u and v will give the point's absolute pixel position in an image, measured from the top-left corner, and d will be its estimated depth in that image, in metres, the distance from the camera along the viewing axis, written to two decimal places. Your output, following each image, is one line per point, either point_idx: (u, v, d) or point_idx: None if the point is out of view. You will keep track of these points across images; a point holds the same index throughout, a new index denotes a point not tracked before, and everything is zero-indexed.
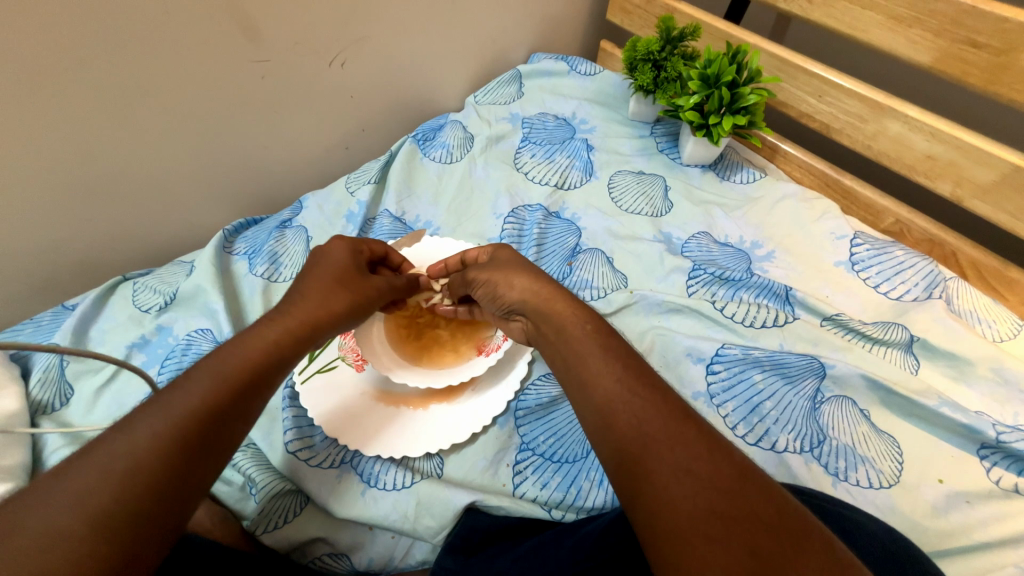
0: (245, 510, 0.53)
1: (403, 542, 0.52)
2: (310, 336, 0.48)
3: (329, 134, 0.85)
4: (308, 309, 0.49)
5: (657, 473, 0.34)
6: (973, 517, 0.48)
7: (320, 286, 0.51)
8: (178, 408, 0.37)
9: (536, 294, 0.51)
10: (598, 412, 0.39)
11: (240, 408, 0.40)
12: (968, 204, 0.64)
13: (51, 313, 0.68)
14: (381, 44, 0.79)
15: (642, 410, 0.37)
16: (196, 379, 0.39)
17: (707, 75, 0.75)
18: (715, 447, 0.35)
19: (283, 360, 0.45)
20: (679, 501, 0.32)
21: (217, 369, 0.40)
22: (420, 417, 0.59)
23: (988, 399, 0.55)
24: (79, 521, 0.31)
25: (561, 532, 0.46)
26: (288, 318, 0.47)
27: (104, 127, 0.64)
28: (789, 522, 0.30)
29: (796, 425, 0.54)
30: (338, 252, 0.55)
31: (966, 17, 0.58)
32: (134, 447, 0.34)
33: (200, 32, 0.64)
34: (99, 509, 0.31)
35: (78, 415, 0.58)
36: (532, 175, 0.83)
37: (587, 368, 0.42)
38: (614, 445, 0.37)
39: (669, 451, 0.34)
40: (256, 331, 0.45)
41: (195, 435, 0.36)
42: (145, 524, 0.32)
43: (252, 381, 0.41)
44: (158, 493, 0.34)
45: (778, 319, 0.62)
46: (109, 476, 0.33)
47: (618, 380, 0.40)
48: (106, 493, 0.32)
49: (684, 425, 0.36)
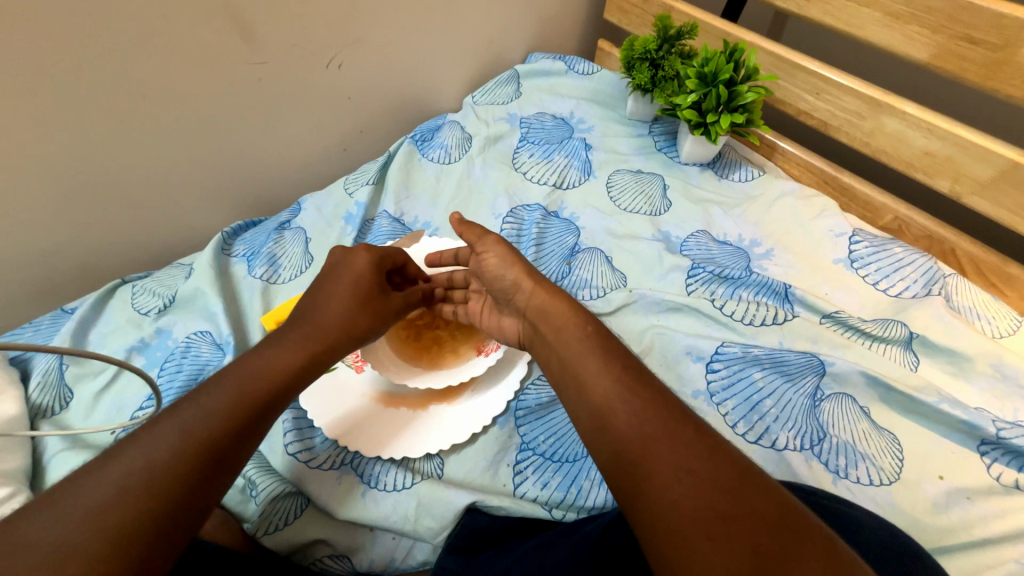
0: (245, 512, 0.53)
1: (404, 543, 0.52)
2: (328, 353, 0.48)
3: (326, 135, 0.85)
4: (328, 326, 0.49)
5: (660, 477, 0.34)
6: (974, 513, 0.48)
7: (341, 303, 0.51)
8: (195, 425, 0.37)
9: (539, 293, 0.51)
10: (598, 415, 0.39)
11: (257, 424, 0.40)
12: (967, 200, 0.64)
13: (50, 317, 0.68)
14: (379, 44, 0.79)
15: (642, 411, 0.37)
16: (215, 395, 0.39)
17: (704, 74, 0.75)
18: (715, 448, 0.35)
19: (303, 381, 0.46)
20: (681, 500, 0.32)
21: (239, 389, 0.41)
22: (420, 418, 0.59)
23: (987, 396, 0.55)
24: (97, 539, 0.31)
25: (563, 531, 0.47)
26: (308, 337, 0.47)
27: (102, 133, 0.64)
28: (789, 520, 0.31)
29: (797, 423, 0.54)
30: (359, 261, 0.54)
31: (964, 13, 0.58)
32: (151, 466, 0.35)
33: (197, 35, 0.64)
34: (116, 526, 0.32)
35: (78, 418, 0.58)
36: (530, 174, 0.83)
37: (586, 371, 0.42)
38: (613, 446, 0.37)
39: (670, 452, 0.34)
40: (278, 351, 0.45)
41: (212, 450, 0.37)
42: (157, 542, 0.33)
43: (268, 401, 0.42)
44: (173, 508, 0.34)
45: (778, 317, 0.62)
46: (125, 493, 0.33)
47: (617, 382, 0.40)
48: (124, 512, 0.33)
49: (682, 428, 0.36)
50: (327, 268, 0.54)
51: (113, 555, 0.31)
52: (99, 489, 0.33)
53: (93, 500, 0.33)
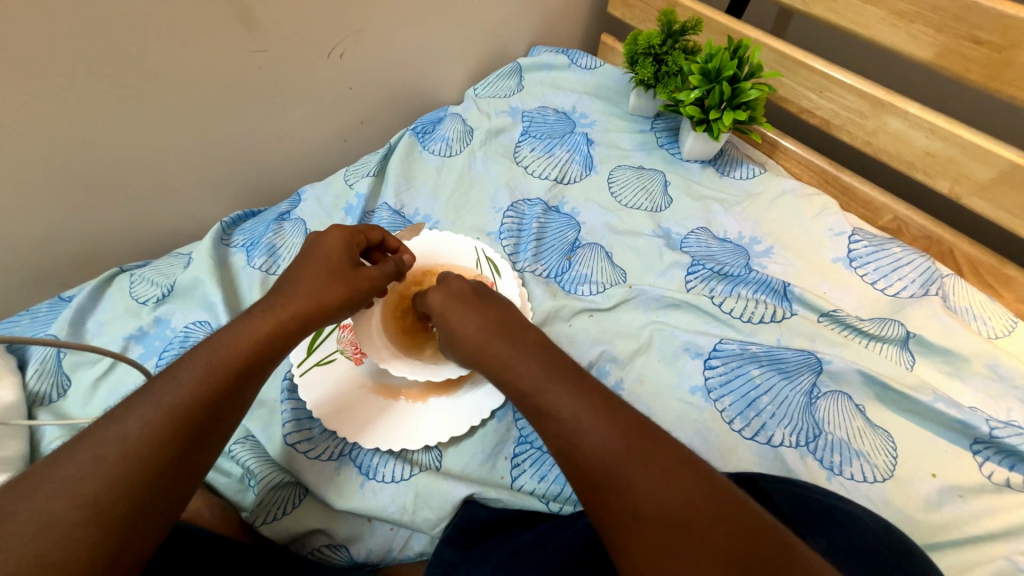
0: (244, 501, 0.53)
1: (402, 533, 0.53)
2: (299, 331, 0.47)
3: (327, 126, 0.84)
4: (301, 302, 0.47)
5: (621, 506, 0.34)
6: (966, 511, 0.49)
7: (312, 282, 0.49)
8: (170, 398, 0.38)
9: (490, 321, 0.49)
10: (560, 435, 0.39)
11: (233, 399, 0.41)
12: (966, 201, 0.65)
13: (48, 304, 0.68)
14: (380, 34, 0.79)
15: (602, 437, 0.37)
16: (188, 369, 0.40)
17: (708, 69, 0.75)
18: (681, 474, 0.35)
19: (275, 352, 0.45)
20: (646, 529, 0.33)
21: (209, 364, 0.40)
22: (418, 411, 0.58)
23: (982, 395, 0.55)
24: (73, 508, 0.32)
25: (557, 523, 0.48)
26: (280, 310, 0.46)
27: (99, 120, 0.63)
28: (751, 549, 0.31)
29: (793, 419, 0.55)
30: (331, 241, 0.53)
31: (969, 13, 0.58)
32: (126, 436, 0.35)
33: (198, 22, 0.63)
34: (92, 496, 0.33)
35: (77, 407, 0.58)
36: (531, 168, 0.82)
37: (545, 390, 0.41)
38: (579, 467, 0.37)
39: (635, 483, 0.35)
40: (248, 323, 0.44)
41: (187, 425, 0.37)
42: (139, 517, 0.34)
43: (240, 375, 0.41)
44: (154, 481, 0.35)
45: (776, 315, 0.63)
46: (100, 464, 0.34)
47: (577, 400, 0.40)
48: (97, 481, 0.33)
49: (646, 455, 0.36)
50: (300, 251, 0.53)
51: (100, 530, 0.32)
52: (92, 471, 0.34)
53: (94, 485, 0.33)
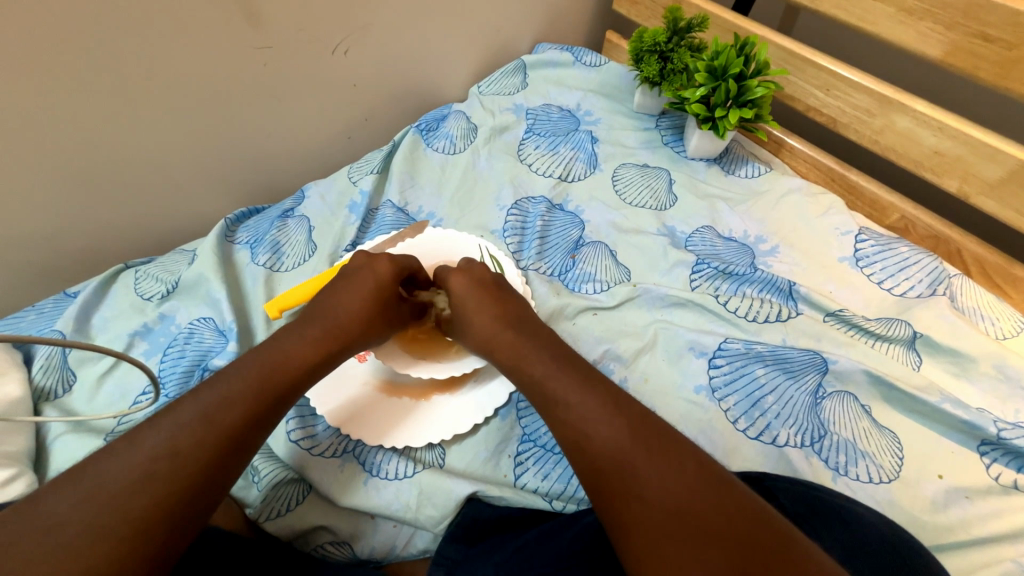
0: (247, 498, 0.53)
1: (405, 531, 0.53)
2: (341, 351, 0.50)
3: (331, 122, 0.84)
4: (342, 324, 0.51)
5: (628, 492, 0.37)
6: (972, 513, 0.49)
7: (356, 306, 0.52)
8: (214, 411, 0.40)
9: (506, 319, 0.52)
10: (573, 425, 0.42)
11: (272, 413, 0.43)
12: (974, 200, 0.64)
13: (53, 300, 0.68)
14: (385, 30, 0.79)
15: (612, 430, 0.40)
16: (236, 385, 0.42)
17: (714, 67, 0.74)
18: (688, 467, 0.37)
19: (315, 376, 0.48)
20: (652, 515, 0.35)
21: (256, 381, 0.43)
22: (422, 409, 0.58)
23: (989, 397, 0.55)
24: (118, 519, 0.34)
25: (560, 522, 0.48)
26: (319, 331, 0.49)
27: (104, 116, 0.63)
28: (752, 537, 0.33)
29: (798, 419, 0.55)
30: (381, 266, 0.56)
31: (980, 10, 0.57)
32: (171, 448, 0.37)
33: (203, 18, 0.63)
34: (137, 507, 0.35)
35: (82, 403, 0.59)
36: (536, 166, 0.82)
37: (558, 385, 0.44)
38: (590, 458, 0.40)
39: (644, 472, 0.37)
40: (291, 343, 0.47)
41: (230, 440, 0.39)
42: (181, 523, 0.36)
43: (284, 392, 0.44)
44: (197, 492, 0.37)
45: (781, 314, 0.63)
46: (146, 475, 0.36)
47: (593, 396, 0.42)
48: (145, 493, 0.35)
49: (656, 450, 0.38)
50: (347, 270, 0.56)
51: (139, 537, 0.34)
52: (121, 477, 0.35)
53: None
